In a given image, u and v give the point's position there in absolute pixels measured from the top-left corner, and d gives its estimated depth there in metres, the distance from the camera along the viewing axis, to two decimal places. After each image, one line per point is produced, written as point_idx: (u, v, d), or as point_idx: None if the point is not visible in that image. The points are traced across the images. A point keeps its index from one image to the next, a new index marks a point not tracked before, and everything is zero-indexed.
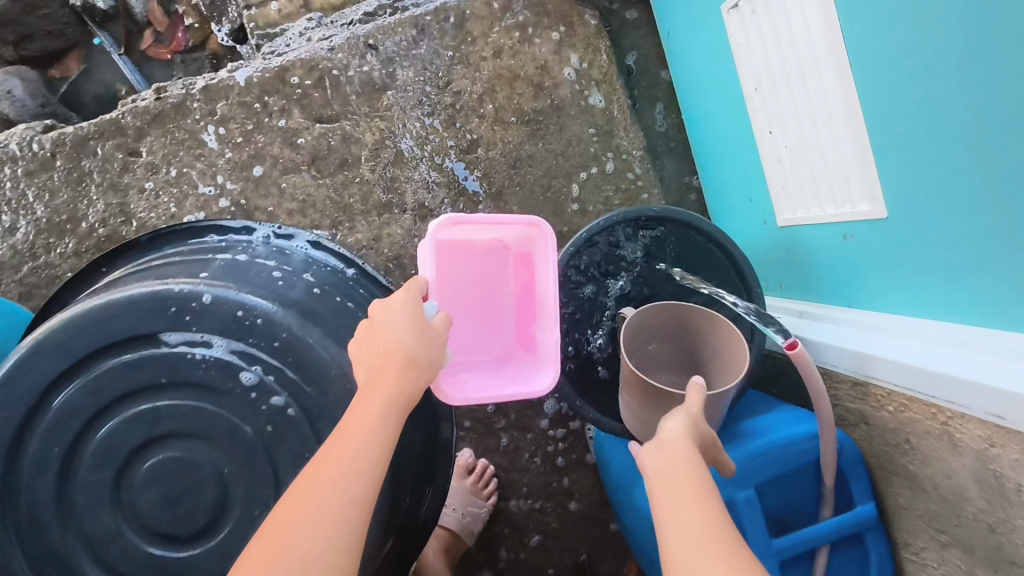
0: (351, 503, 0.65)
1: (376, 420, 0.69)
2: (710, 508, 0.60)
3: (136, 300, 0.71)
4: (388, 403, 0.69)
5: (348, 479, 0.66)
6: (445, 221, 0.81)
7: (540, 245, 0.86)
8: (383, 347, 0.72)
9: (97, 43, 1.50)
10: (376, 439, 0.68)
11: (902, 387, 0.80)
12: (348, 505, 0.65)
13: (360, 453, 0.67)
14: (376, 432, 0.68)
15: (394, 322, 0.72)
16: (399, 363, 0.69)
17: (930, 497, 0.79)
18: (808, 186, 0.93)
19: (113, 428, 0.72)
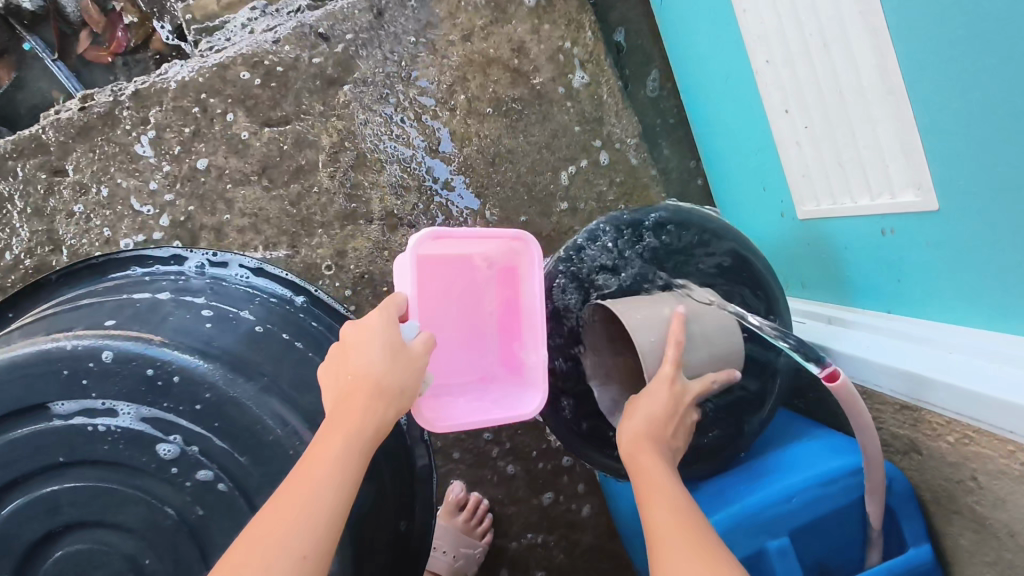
0: (299, 560, 0.51)
1: (334, 458, 0.55)
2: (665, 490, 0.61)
3: (19, 364, 0.59)
4: (351, 439, 0.56)
5: (295, 531, 0.52)
6: (427, 236, 0.67)
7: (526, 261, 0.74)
8: (349, 390, 0.58)
9: (28, 48, 1.33)
10: (337, 482, 0.55)
11: (964, 416, 0.67)
12: (295, 564, 0.51)
13: (313, 497, 0.53)
14: (330, 474, 0.55)
15: (364, 351, 0.59)
16: (363, 392, 0.58)
17: (1003, 545, 0.66)
18: (833, 174, 0.79)
19: (3, 522, 0.59)
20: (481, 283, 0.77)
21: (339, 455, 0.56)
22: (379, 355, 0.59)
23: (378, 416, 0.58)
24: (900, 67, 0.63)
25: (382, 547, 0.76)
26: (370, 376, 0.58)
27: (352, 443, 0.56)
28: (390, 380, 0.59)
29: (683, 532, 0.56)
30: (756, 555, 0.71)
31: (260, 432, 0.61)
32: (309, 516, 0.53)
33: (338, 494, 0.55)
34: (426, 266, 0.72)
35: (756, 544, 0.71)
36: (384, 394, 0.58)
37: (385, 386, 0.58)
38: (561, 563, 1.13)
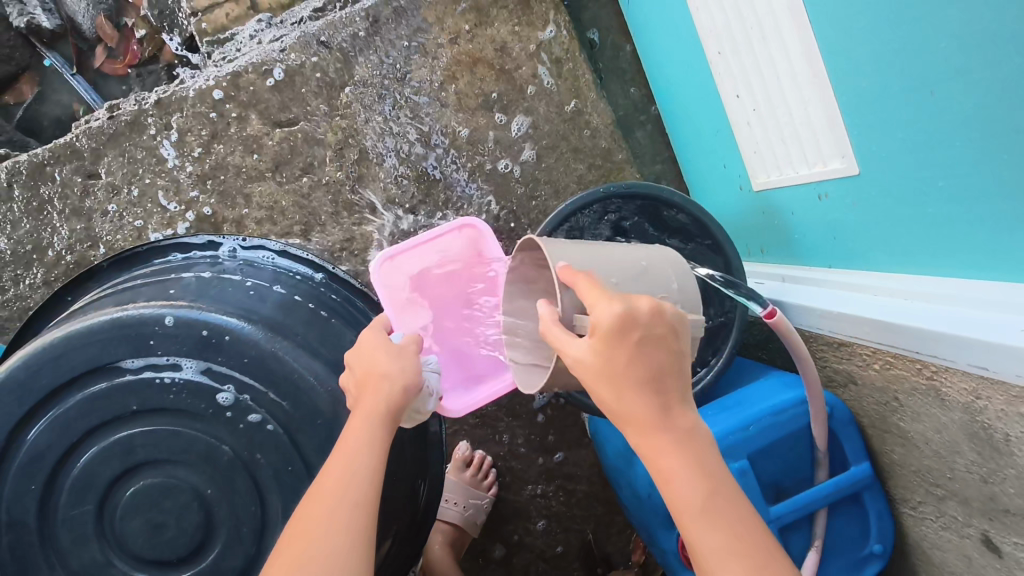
0: (354, 506, 0.60)
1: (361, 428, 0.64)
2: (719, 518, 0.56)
3: (96, 331, 0.70)
4: (369, 416, 0.65)
5: (348, 485, 0.61)
6: (392, 255, 0.96)
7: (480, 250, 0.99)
8: (362, 378, 0.68)
9: (49, 65, 1.45)
10: (368, 446, 0.63)
11: (884, 345, 0.80)
12: (351, 509, 0.60)
13: (353, 459, 0.62)
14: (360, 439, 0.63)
15: (371, 352, 0.70)
16: (375, 379, 0.67)
17: (923, 453, 0.79)
18: (778, 147, 0.91)
19: (87, 461, 0.71)
20: (460, 281, 0.99)
21: (368, 427, 0.64)
22: (383, 349, 0.70)
23: (393, 396, 0.67)
24: (820, 54, 0.76)
25: (400, 483, 0.88)
26: (377, 365, 0.68)
27: (377, 419, 0.65)
28: (391, 366, 0.69)
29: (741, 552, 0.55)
30: None
31: (297, 381, 0.73)
32: (354, 473, 0.62)
33: (373, 454, 0.63)
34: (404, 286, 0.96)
35: None
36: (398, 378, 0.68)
37: (392, 372, 0.68)
38: (560, 512, 1.26)
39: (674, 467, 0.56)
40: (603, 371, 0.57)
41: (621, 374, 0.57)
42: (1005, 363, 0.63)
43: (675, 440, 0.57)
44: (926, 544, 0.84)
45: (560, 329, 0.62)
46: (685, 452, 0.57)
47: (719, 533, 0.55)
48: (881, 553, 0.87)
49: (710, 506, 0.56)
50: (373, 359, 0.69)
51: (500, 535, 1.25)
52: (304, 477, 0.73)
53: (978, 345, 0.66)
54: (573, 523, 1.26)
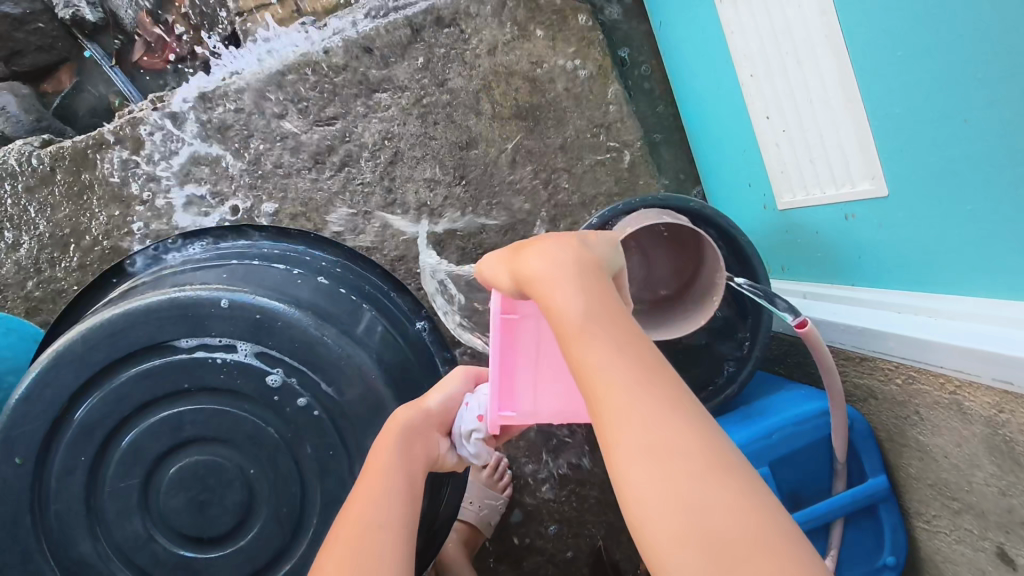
0: (379, 525, 0.59)
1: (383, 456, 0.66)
2: (601, 362, 0.50)
3: (153, 309, 0.72)
4: (390, 444, 0.67)
5: (362, 508, 0.60)
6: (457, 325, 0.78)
7: None
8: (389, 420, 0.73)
9: (88, 56, 1.48)
10: (392, 467, 0.65)
11: (908, 360, 0.83)
12: (374, 527, 0.59)
13: (376, 481, 0.63)
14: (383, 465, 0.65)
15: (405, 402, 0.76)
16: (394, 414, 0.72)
17: (941, 466, 0.81)
18: (807, 168, 0.95)
19: (136, 437, 0.72)
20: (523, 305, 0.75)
21: (382, 459, 0.66)
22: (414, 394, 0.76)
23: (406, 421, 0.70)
24: (856, 81, 0.80)
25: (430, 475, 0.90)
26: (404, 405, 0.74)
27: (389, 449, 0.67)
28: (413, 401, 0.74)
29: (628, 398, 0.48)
30: None
31: (343, 366, 0.75)
32: (378, 494, 0.62)
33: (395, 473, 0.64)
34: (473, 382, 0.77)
35: None
36: (423, 411, 0.73)
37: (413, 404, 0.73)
38: (571, 517, 1.27)
39: (560, 288, 0.54)
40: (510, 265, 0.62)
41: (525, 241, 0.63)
42: None
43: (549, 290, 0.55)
44: (939, 558, 0.87)
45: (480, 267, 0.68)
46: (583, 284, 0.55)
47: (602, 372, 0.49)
48: (895, 565, 0.89)
49: (599, 323, 0.52)
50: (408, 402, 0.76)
51: (512, 538, 1.27)
52: (345, 461, 0.76)
53: (999, 360, 0.69)
54: (583, 528, 1.27)
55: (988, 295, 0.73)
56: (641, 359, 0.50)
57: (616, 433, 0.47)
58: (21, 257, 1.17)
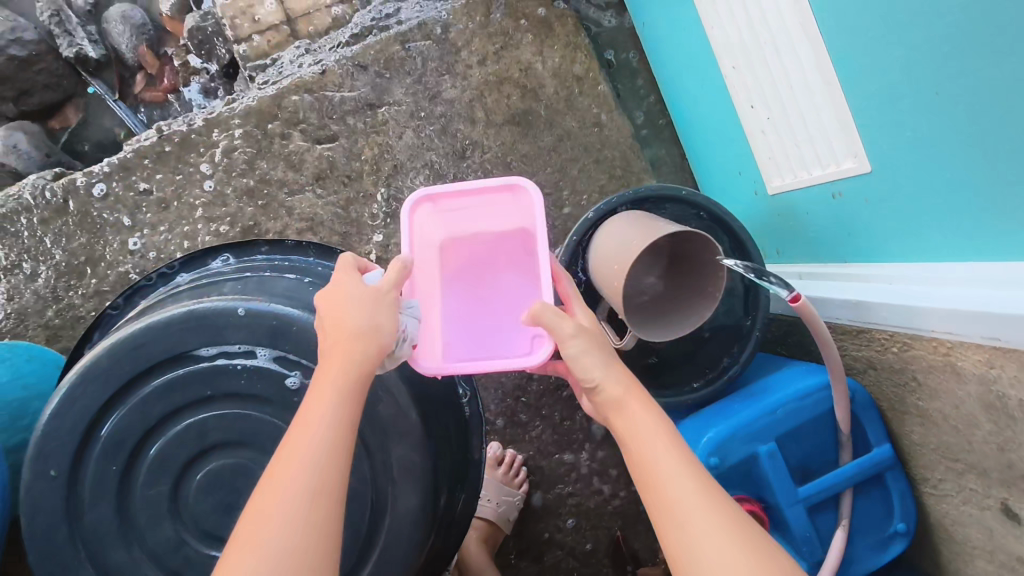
0: (312, 496, 0.57)
1: (323, 411, 0.60)
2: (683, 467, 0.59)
3: (173, 321, 0.74)
4: (336, 395, 0.61)
5: (293, 475, 0.57)
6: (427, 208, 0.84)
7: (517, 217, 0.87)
8: (332, 343, 0.63)
9: (93, 92, 1.53)
10: (334, 424, 0.60)
11: (900, 327, 0.86)
12: (308, 497, 0.57)
13: (311, 441, 0.59)
14: (328, 417, 0.60)
15: (349, 315, 0.64)
16: (346, 339, 0.63)
17: (942, 429, 0.84)
18: (792, 151, 0.98)
19: (163, 444, 0.76)
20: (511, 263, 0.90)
21: (322, 410, 0.60)
22: (358, 308, 0.64)
23: (355, 362, 0.62)
24: (833, 63, 0.83)
25: (449, 471, 0.93)
26: (349, 323, 0.63)
27: (329, 400, 0.61)
28: (362, 323, 0.64)
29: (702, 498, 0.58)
30: (751, 459, 0.90)
31: None
32: (312, 456, 0.58)
33: (335, 429, 0.60)
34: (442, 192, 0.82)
35: (751, 450, 0.90)
36: (369, 351, 0.63)
37: (364, 330, 0.63)
38: (588, 510, 1.29)
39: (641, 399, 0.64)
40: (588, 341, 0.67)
41: (604, 341, 0.69)
42: (1014, 332, 0.69)
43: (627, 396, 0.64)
44: (949, 521, 0.89)
45: (555, 310, 0.68)
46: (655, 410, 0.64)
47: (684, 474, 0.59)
48: (906, 532, 0.91)
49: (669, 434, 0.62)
50: (351, 317, 0.64)
51: (532, 533, 1.29)
52: None
53: (986, 318, 0.72)
54: (602, 521, 1.29)
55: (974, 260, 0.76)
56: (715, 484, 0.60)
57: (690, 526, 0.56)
58: (39, 286, 1.20)
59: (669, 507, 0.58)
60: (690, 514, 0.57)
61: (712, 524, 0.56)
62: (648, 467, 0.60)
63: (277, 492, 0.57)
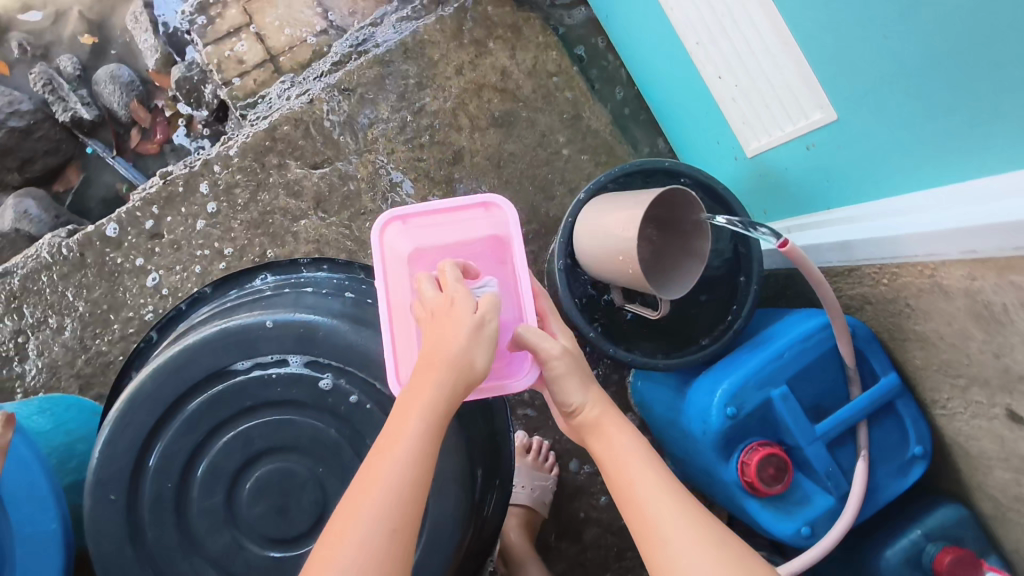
0: (390, 531, 0.60)
1: (404, 442, 0.64)
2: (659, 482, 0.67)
3: (206, 340, 0.79)
4: (425, 425, 0.66)
5: (363, 508, 0.61)
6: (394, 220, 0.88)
7: (488, 226, 0.91)
8: (427, 371, 0.68)
9: (91, 152, 1.59)
10: (417, 456, 0.64)
11: (887, 259, 0.91)
12: (387, 533, 0.60)
13: (388, 473, 0.62)
14: (409, 449, 0.64)
15: (450, 343, 0.69)
16: (446, 368, 0.67)
17: (940, 349, 0.88)
18: (763, 113, 1.03)
19: (212, 458, 0.80)
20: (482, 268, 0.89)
21: (400, 444, 0.64)
22: (461, 335, 0.69)
23: (447, 396, 0.67)
24: (788, 25, 0.89)
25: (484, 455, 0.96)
26: (450, 350, 0.68)
27: (409, 433, 0.65)
28: (463, 356, 0.68)
29: (680, 509, 0.65)
30: (766, 404, 0.95)
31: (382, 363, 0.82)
32: (392, 487, 0.62)
33: (418, 457, 0.64)
34: (413, 211, 0.88)
35: (765, 395, 0.94)
36: (462, 384, 0.68)
37: (461, 360, 0.68)
38: None
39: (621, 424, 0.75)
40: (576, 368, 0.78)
41: (586, 366, 0.80)
42: (988, 243, 0.75)
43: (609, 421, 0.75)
44: (963, 437, 0.93)
45: (538, 331, 0.78)
46: (630, 432, 0.74)
47: (661, 487, 0.67)
48: (923, 455, 0.96)
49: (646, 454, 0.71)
50: (449, 345, 0.69)
51: (568, 516, 1.32)
52: None
53: (961, 235, 0.77)
54: None
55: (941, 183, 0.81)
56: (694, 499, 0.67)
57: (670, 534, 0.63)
58: (67, 339, 1.25)
59: (648, 518, 0.65)
60: (668, 527, 0.63)
61: (691, 532, 0.62)
62: (630, 483, 0.68)
63: (345, 524, 0.60)
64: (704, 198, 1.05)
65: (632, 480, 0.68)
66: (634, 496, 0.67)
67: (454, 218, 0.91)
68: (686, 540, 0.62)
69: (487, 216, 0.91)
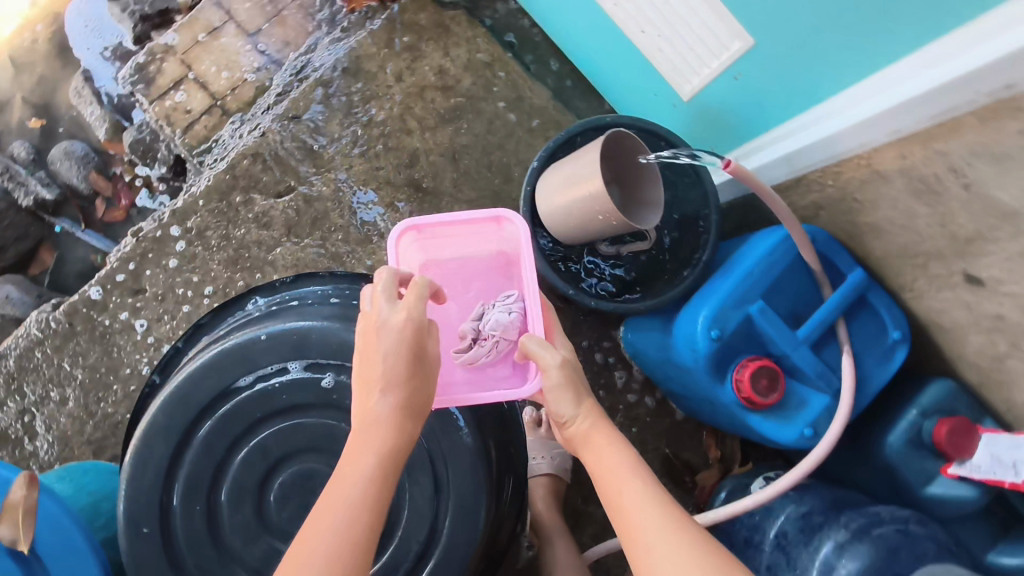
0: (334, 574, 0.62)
1: (354, 483, 0.67)
2: (645, 491, 0.69)
3: (207, 363, 0.82)
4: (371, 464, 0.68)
5: (316, 551, 0.63)
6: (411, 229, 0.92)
7: (500, 236, 0.95)
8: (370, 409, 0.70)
9: (59, 230, 1.61)
10: (363, 497, 0.66)
11: (826, 159, 0.96)
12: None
13: (336, 516, 0.65)
14: (357, 490, 0.66)
15: (387, 380, 0.70)
16: (388, 407, 0.70)
17: (894, 233, 0.94)
18: (688, 55, 1.07)
19: (234, 475, 0.83)
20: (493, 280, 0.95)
21: (350, 486, 0.67)
22: (397, 372, 0.70)
23: (389, 431, 0.69)
24: None
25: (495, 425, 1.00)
26: (391, 386, 0.70)
27: (358, 475, 0.67)
28: (404, 391, 0.70)
29: (665, 517, 0.66)
30: (747, 321, 0.99)
31: None
32: (340, 530, 0.64)
33: (362, 496, 0.66)
34: (429, 221, 0.91)
35: (744, 314, 0.99)
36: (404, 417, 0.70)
37: (400, 398, 0.70)
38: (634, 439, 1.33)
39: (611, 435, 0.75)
40: (569, 380, 0.77)
41: (580, 380, 0.80)
42: (907, 119, 0.80)
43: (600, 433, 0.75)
44: (935, 313, 0.98)
45: (540, 341, 0.81)
46: (620, 445, 0.74)
47: (648, 497, 0.68)
48: (902, 338, 1.00)
49: (634, 466, 0.72)
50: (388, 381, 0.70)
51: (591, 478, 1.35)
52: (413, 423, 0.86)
53: (883, 120, 0.83)
54: (650, 443, 1.34)
55: (863, 74, 0.86)
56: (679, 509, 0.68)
57: (655, 542, 0.65)
58: (72, 408, 1.27)
59: (633, 528, 0.67)
60: (652, 536, 0.65)
61: (673, 541, 0.64)
62: (619, 493, 0.70)
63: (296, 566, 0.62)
64: (651, 143, 1.10)
65: (619, 490, 0.70)
66: (620, 507, 0.69)
67: (469, 230, 0.95)
68: (669, 549, 0.64)
69: (497, 228, 0.95)
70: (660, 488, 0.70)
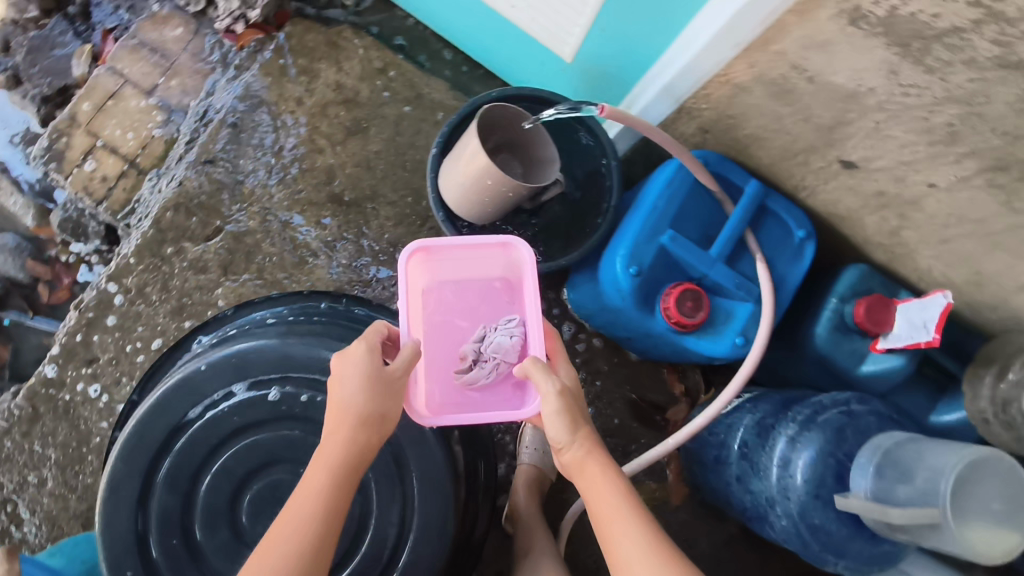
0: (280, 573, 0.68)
1: (313, 492, 0.73)
2: (632, 528, 0.72)
3: (154, 404, 0.85)
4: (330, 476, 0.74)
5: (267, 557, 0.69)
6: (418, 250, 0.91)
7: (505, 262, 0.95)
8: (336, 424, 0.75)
9: (8, 323, 1.62)
10: (317, 508, 0.72)
11: (694, 85, 1.02)
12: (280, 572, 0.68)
13: (289, 525, 0.71)
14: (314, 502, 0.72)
15: (348, 394, 0.75)
16: (352, 420, 0.75)
17: (771, 138, 0.99)
18: (557, 19, 1.12)
19: (203, 501, 0.87)
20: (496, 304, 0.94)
21: (308, 499, 0.73)
22: (355, 389, 0.75)
23: (351, 448, 0.75)
24: None
25: None
26: (354, 403, 0.75)
27: (317, 491, 0.73)
28: (368, 407, 0.75)
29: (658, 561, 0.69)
30: (661, 251, 1.05)
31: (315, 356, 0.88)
32: (293, 537, 0.70)
33: (314, 503, 0.72)
34: (438, 244, 0.91)
35: (657, 244, 1.05)
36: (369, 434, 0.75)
37: (363, 413, 0.75)
38: (596, 392, 1.37)
39: (607, 467, 0.76)
40: (569, 410, 0.77)
41: (580, 410, 0.79)
42: (742, 34, 0.86)
43: (598, 463, 0.76)
44: (828, 204, 1.04)
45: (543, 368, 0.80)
46: (617, 481, 0.75)
47: (637, 538, 0.71)
48: (808, 234, 1.05)
49: (626, 501, 0.74)
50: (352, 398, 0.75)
51: None
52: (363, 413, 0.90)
53: (724, 37, 0.88)
54: (614, 391, 1.38)
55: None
56: (668, 542, 0.72)
57: None
58: (52, 487, 1.29)
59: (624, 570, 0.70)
60: None
61: None
62: (611, 531, 0.72)
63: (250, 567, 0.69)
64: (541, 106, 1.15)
65: (609, 527, 0.73)
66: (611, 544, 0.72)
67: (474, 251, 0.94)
68: None
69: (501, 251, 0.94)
70: (652, 524, 0.73)
